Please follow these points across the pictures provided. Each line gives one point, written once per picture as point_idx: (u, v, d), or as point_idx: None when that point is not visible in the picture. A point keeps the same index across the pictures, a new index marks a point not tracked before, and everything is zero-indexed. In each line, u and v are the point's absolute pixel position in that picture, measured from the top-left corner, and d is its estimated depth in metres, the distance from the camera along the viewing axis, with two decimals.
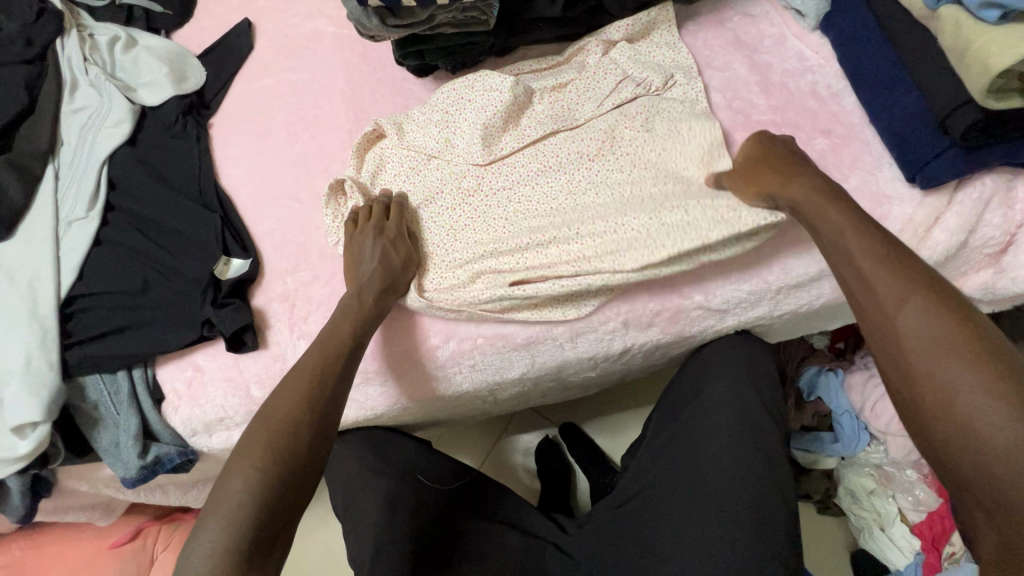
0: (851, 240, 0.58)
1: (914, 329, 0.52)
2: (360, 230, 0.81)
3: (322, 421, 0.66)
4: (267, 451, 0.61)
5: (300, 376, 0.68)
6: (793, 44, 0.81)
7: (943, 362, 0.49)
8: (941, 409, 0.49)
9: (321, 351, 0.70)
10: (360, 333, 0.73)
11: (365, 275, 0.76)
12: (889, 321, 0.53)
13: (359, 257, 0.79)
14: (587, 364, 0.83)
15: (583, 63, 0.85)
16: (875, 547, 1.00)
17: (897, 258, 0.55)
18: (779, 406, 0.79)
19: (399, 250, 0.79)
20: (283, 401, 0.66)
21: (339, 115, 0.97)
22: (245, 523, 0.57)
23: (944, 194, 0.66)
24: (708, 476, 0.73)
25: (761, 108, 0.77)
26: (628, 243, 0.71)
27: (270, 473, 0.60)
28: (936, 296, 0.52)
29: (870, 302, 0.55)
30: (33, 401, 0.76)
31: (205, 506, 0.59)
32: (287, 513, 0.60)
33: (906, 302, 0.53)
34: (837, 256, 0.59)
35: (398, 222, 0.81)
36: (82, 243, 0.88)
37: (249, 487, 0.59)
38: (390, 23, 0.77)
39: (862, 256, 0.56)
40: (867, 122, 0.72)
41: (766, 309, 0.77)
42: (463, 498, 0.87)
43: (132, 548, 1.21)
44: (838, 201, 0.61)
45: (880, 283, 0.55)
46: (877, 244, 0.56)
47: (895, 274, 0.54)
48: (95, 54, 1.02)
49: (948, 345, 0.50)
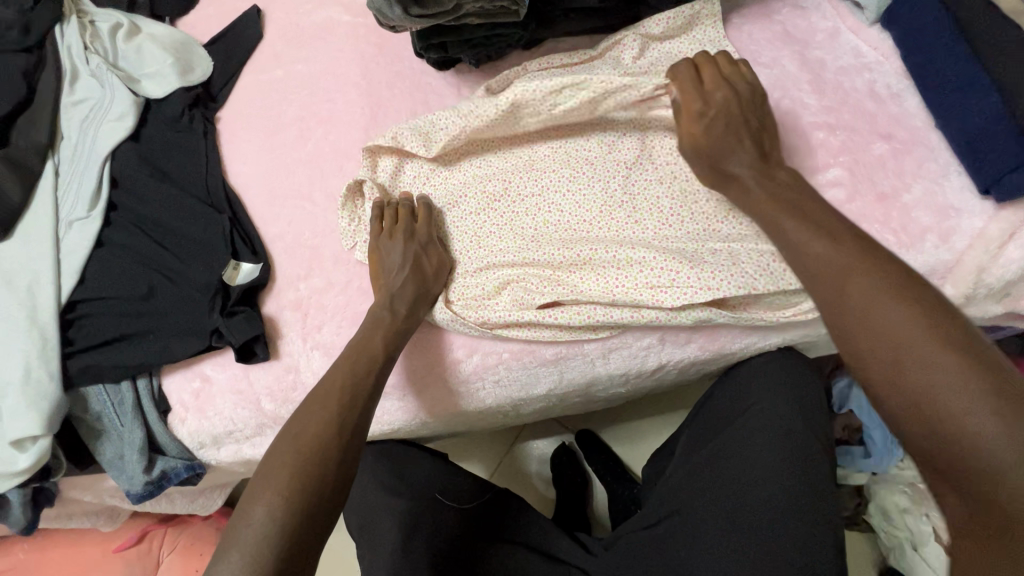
0: (807, 231, 0.56)
1: (876, 311, 0.50)
2: (386, 235, 0.76)
3: (351, 444, 0.61)
4: (296, 477, 0.56)
5: (327, 395, 0.63)
6: (848, 38, 0.75)
7: (911, 341, 0.48)
8: (919, 389, 0.46)
9: (351, 365, 0.66)
10: (391, 347, 0.68)
11: (396, 283, 0.72)
12: (851, 305, 0.52)
13: (387, 264, 0.74)
14: (618, 380, 0.78)
15: (618, 59, 0.79)
16: (906, 565, 0.96)
17: (847, 239, 0.55)
18: (827, 430, 0.73)
19: (431, 259, 0.74)
20: (311, 417, 0.61)
21: (355, 110, 0.91)
22: (269, 562, 0.52)
23: (1021, 209, 0.60)
24: (748, 505, 0.69)
25: (813, 109, 0.71)
26: (666, 270, 0.66)
27: (298, 500, 0.55)
28: (891, 275, 0.51)
29: (828, 284, 0.54)
30: (33, 414, 0.72)
31: (225, 537, 0.54)
32: (315, 546, 0.55)
33: (866, 283, 0.51)
34: (789, 241, 0.57)
35: (428, 227, 0.76)
36: (83, 244, 0.83)
37: (274, 518, 0.54)
38: (413, 12, 0.70)
39: (825, 241, 0.55)
40: (932, 126, 0.67)
41: (817, 327, 0.71)
42: (483, 517, 0.83)
43: (138, 552, 1.17)
44: (783, 192, 0.60)
45: (843, 266, 0.53)
46: (826, 230, 0.56)
47: (855, 257, 0.53)
48: (96, 42, 0.96)
49: (913, 322, 0.48)
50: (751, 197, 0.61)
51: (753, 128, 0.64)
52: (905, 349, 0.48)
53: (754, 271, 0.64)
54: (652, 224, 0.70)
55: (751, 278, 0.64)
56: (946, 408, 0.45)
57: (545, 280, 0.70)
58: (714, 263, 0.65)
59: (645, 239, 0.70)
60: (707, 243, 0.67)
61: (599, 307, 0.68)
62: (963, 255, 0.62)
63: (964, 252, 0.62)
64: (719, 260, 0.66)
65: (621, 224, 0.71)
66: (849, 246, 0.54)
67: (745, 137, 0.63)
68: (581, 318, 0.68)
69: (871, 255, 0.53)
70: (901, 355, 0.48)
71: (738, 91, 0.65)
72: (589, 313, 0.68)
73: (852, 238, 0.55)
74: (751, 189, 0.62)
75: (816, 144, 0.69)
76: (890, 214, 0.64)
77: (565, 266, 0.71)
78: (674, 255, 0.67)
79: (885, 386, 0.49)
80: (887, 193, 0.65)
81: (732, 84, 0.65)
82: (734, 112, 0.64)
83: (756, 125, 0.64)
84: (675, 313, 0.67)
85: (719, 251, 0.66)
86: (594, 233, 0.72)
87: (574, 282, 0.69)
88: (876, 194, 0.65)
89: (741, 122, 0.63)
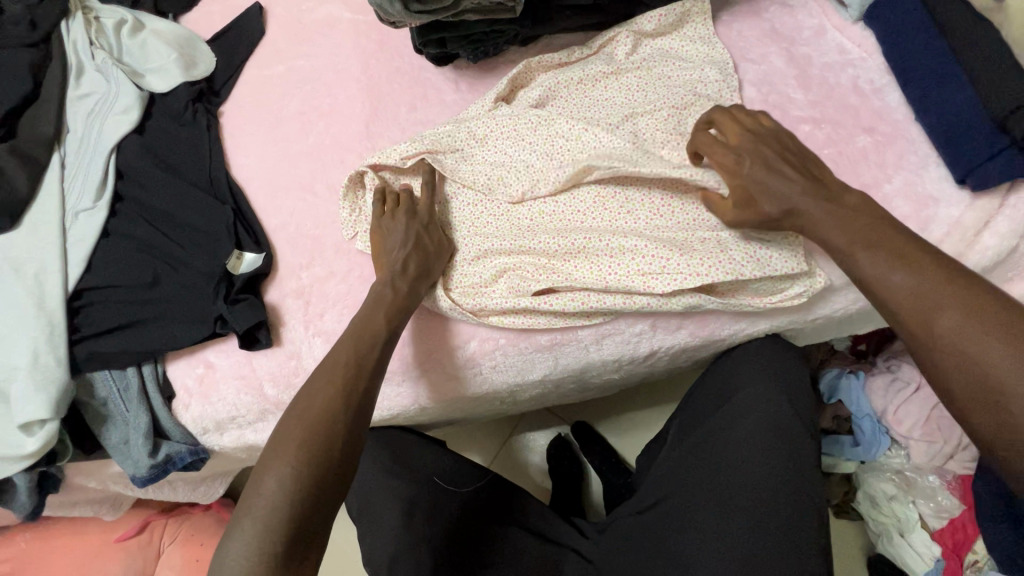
0: (882, 259, 0.55)
1: (972, 348, 0.49)
2: (389, 216, 0.78)
3: (356, 420, 0.63)
4: (302, 449, 0.58)
5: (333, 371, 0.65)
6: (833, 36, 0.78)
7: (1015, 380, 0.47)
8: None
9: (355, 342, 0.68)
10: (394, 324, 0.70)
11: (396, 260, 0.73)
12: (943, 342, 0.50)
13: (388, 242, 0.76)
14: (611, 366, 0.80)
15: (611, 55, 0.82)
16: (897, 554, 0.97)
17: (935, 270, 0.53)
18: (811, 414, 0.76)
19: (432, 237, 0.76)
20: (316, 391, 0.63)
21: (356, 105, 0.93)
22: (280, 529, 0.54)
23: (996, 197, 0.63)
24: (735, 486, 0.71)
25: (799, 104, 0.74)
26: (657, 258, 0.68)
27: (307, 471, 0.57)
28: (981, 306, 0.50)
29: (916, 321, 0.52)
30: (41, 398, 0.74)
31: (236, 508, 0.57)
32: (323, 517, 0.58)
33: (959, 320, 0.50)
34: (870, 274, 0.55)
35: (429, 208, 0.79)
36: (89, 234, 0.85)
37: (283, 487, 0.56)
38: (413, 9, 0.72)
39: (910, 275, 0.53)
40: (912, 119, 0.70)
41: (803, 311, 0.74)
42: (483, 501, 0.86)
43: (138, 542, 1.18)
44: (857, 223, 0.58)
45: (934, 302, 0.51)
46: (910, 261, 0.54)
47: (946, 291, 0.51)
48: (101, 38, 0.98)
49: (1013, 359, 0.47)
50: (821, 227, 0.59)
51: (799, 165, 0.62)
52: (1009, 389, 0.47)
53: (742, 258, 0.67)
54: (643, 215, 0.72)
55: (738, 264, 0.66)
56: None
57: (541, 268, 0.72)
58: (703, 251, 0.68)
59: (636, 228, 0.72)
60: (696, 233, 0.70)
61: (592, 294, 0.71)
62: (941, 243, 0.65)
63: (942, 239, 0.65)
64: (707, 249, 0.68)
65: (614, 215, 0.73)
66: (936, 278, 0.52)
67: (796, 174, 0.61)
68: (576, 305, 0.71)
69: (959, 283, 0.52)
70: (1005, 395, 0.47)
71: (767, 136, 0.64)
72: (583, 299, 0.71)
73: (941, 270, 0.53)
74: (819, 221, 0.59)
75: (802, 137, 0.71)
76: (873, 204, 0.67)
77: (560, 255, 0.73)
78: (663, 244, 0.69)
79: (989, 427, 0.48)
80: (869, 183, 0.68)
81: (756, 132, 0.65)
82: (768, 155, 0.62)
83: (798, 163, 0.63)
84: (665, 298, 0.69)
85: (708, 240, 0.69)
86: (588, 223, 0.74)
87: (568, 270, 0.71)
88: (859, 184, 0.68)
89: (784, 163, 0.62)
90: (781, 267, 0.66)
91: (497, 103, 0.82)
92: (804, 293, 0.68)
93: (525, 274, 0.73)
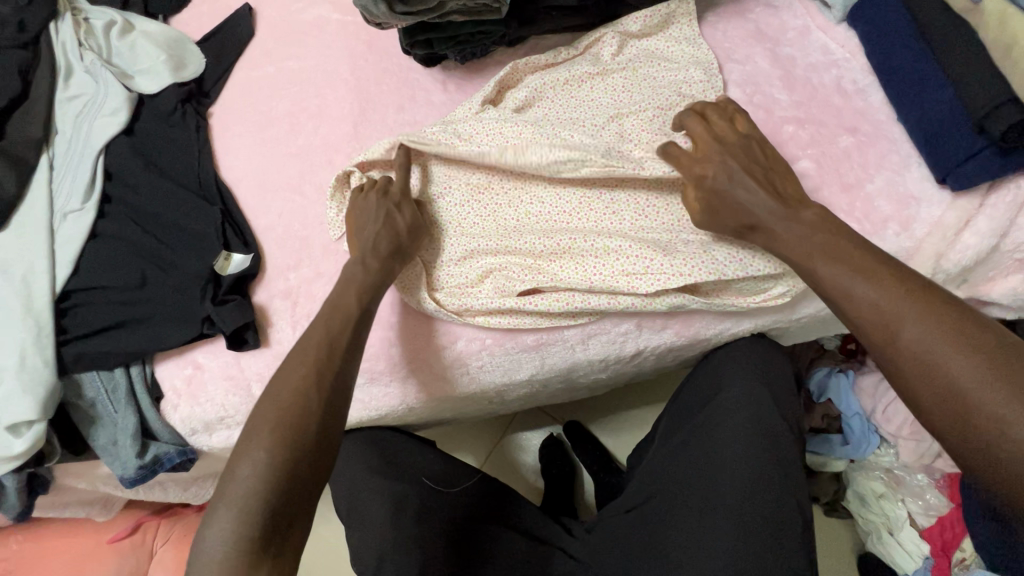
0: (847, 271, 0.55)
1: (934, 357, 0.49)
2: (364, 194, 0.78)
3: (330, 400, 0.63)
4: (277, 430, 0.59)
5: (305, 352, 0.65)
6: (817, 36, 0.79)
7: (978, 390, 0.46)
8: (989, 440, 0.45)
9: (327, 322, 0.68)
10: (366, 302, 0.70)
11: (368, 239, 0.73)
12: (905, 353, 0.50)
13: (361, 220, 0.76)
14: (598, 366, 0.80)
15: (597, 55, 0.82)
16: (885, 551, 0.98)
17: (895, 282, 0.53)
18: (795, 411, 0.77)
19: (404, 215, 0.76)
20: (291, 373, 0.63)
21: (344, 106, 0.93)
22: (258, 510, 0.55)
23: (977, 197, 0.64)
24: (720, 483, 0.71)
25: (783, 104, 0.74)
26: (641, 258, 0.69)
27: (281, 453, 0.57)
28: (941, 316, 0.50)
29: (879, 332, 0.52)
30: (27, 399, 0.74)
31: (213, 495, 0.57)
32: (298, 498, 0.58)
33: (919, 330, 0.50)
34: (833, 287, 0.56)
35: (404, 187, 0.78)
36: (77, 235, 0.85)
37: (258, 470, 0.56)
38: (398, 10, 0.73)
39: (871, 286, 0.54)
40: (894, 120, 0.71)
41: (787, 311, 0.74)
42: (473, 500, 0.86)
43: (131, 542, 1.18)
44: (821, 234, 0.59)
45: (895, 313, 0.52)
46: (869, 273, 0.54)
47: (906, 302, 0.51)
48: (90, 39, 0.98)
49: (973, 367, 0.47)
50: (782, 239, 0.60)
51: (765, 177, 0.64)
52: (971, 398, 0.46)
53: (725, 258, 0.68)
54: (628, 216, 0.73)
55: (721, 265, 0.67)
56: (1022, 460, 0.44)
57: (526, 270, 0.73)
58: (686, 252, 0.68)
59: (620, 230, 0.73)
60: (679, 236, 0.71)
61: (576, 294, 0.71)
62: (923, 242, 0.66)
63: (923, 239, 0.66)
64: (690, 250, 0.69)
65: (598, 216, 0.74)
66: (895, 289, 0.53)
67: (761, 185, 0.63)
68: (560, 304, 0.71)
69: (920, 294, 0.52)
70: (967, 404, 0.47)
71: (735, 148, 0.65)
72: (567, 298, 0.71)
73: (902, 279, 0.53)
74: (779, 232, 0.61)
75: (786, 137, 0.72)
76: (854, 204, 0.68)
77: (545, 256, 0.73)
78: (647, 245, 0.69)
79: (951, 438, 0.48)
80: (852, 183, 0.69)
81: (725, 143, 0.66)
82: (734, 167, 0.64)
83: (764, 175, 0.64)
84: (650, 298, 0.70)
85: (690, 242, 0.70)
86: (574, 224, 0.74)
87: (551, 271, 0.72)
88: (841, 184, 0.69)
89: (749, 175, 0.63)
90: (763, 268, 0.67)
91: (484, 105, 0.82)
92: (787, 293, 0.69)
93: (510, 274, 0.74)
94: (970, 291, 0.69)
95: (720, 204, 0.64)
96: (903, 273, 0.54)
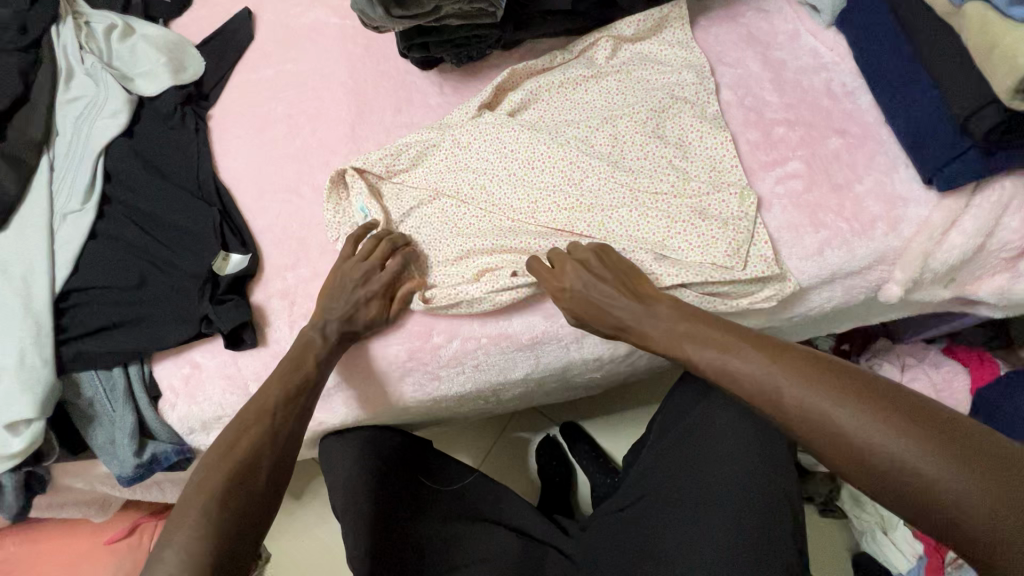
0: (712, 354, 0.60)
1: (811, 403, 0.53)
2: (348, 267, 0.76)
3: (280, 458, 0.66)
4: (229, 482, 0.60)
5: (260, 408, 0.68)
6: (807, 40, 0.81)
7: (851, 422, 0.51)
8: (873, 461, 0.49)
9: (280, 383, 0.70)
10: (324, 370, 0.73)
11: (331, 319, 0.74)
12: (789, 407, 0.54)
13: (335, 292, 0.75)
14: (591, 365, 0.81)
15: (592, 60, 0.84)
16: (877, 549, 0.98)
17: (756, 348, 0.58)
18: None
19: (369, 312, 0.74)
20: (245, 427, 0.66)
21: (341, 108, 0.94)
22: (203, 558, 0.55)
23: (963, 197, 0.66)
24: (714, 480, 0.71)
25: (774, 106, 0.76)
26: (636, 261, 0.70)
27: (232, 503, 0.59)
28: (800, 368, 0.55)
29: (762, 398, 0.56)
30: (25, 398, 0.74)
31: (159, 539, 0.57)
32: (243, 549, 0.59)
33: (790, 386, 0.54)
34: (708, 368, 0.60)
35: (388, 283, 0.75)
36: (76, 235, 0.86)
37: (205, 517, 0.57)
38: (394, 14, 0.74)
39: (739, 360, 0.58)
40: (882, 122, 0.73)
41: (781, 312, 0.73)
42: (466, 495, 0.88)
43: (128, 544, 1.17)
44: (675, 327, 0.64)
45: (770, 378, 0.55)
46: (725, 346, 0.60)
47: (770, 367, 0.56)
48: (91, 42, 0.99)
49: (836, 401, 0.52)
50: (653, 337, 0.65)
51: (616, 279, 0.67)
52: (854, 434, 0.50)
53: (716, 254, 0.68)
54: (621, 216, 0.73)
55: (710, 262, 0.68)
56: (905, 470, 0.48)
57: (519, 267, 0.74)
58: (674, 254, 0.70)
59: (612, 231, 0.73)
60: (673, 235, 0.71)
61: None
62: (910, 242, 0.67)
63: (910, 238, 0.67)
64: (678, 250, 0.70)
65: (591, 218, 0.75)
66: (756, 354, 0.58)
67: (614, 294, 0.66)
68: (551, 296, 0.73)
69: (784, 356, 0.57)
70: (849, 438, 0.50)
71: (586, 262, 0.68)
72: None
73: (761, 347, 0.58)
74: (643, 328, 0.65)
75: (776, 139, 0.74)
76: (844, 204, 0.69)
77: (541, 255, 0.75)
78: (638, 245, 0.71)
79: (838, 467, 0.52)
80: (841, 184, 0.71)
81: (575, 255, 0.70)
82: (591, 270, 0.68)
83: (620, 274, 0.68)
84: None
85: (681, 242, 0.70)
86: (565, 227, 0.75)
87: None
88: (831, 184, 0.70)
89: (598, 279, 0.67)
90: (752, 270, 0.67)
91: (481, 109, 0.83)
92: (773, 296, 0.69)
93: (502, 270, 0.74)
94: (958, 290, 0.70)
95: (585, 308, 0.68)
96: (757, 337, 0.60)
